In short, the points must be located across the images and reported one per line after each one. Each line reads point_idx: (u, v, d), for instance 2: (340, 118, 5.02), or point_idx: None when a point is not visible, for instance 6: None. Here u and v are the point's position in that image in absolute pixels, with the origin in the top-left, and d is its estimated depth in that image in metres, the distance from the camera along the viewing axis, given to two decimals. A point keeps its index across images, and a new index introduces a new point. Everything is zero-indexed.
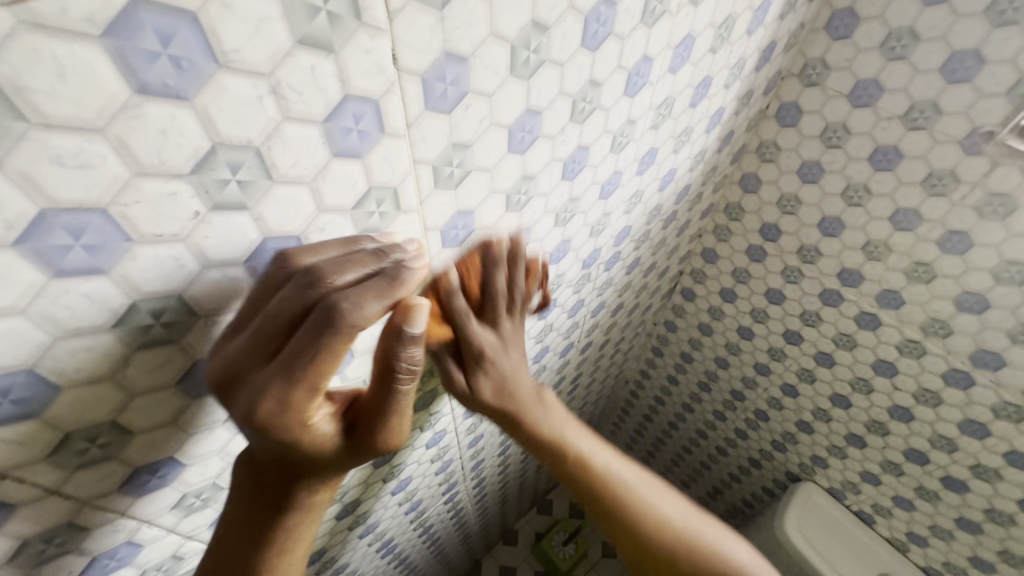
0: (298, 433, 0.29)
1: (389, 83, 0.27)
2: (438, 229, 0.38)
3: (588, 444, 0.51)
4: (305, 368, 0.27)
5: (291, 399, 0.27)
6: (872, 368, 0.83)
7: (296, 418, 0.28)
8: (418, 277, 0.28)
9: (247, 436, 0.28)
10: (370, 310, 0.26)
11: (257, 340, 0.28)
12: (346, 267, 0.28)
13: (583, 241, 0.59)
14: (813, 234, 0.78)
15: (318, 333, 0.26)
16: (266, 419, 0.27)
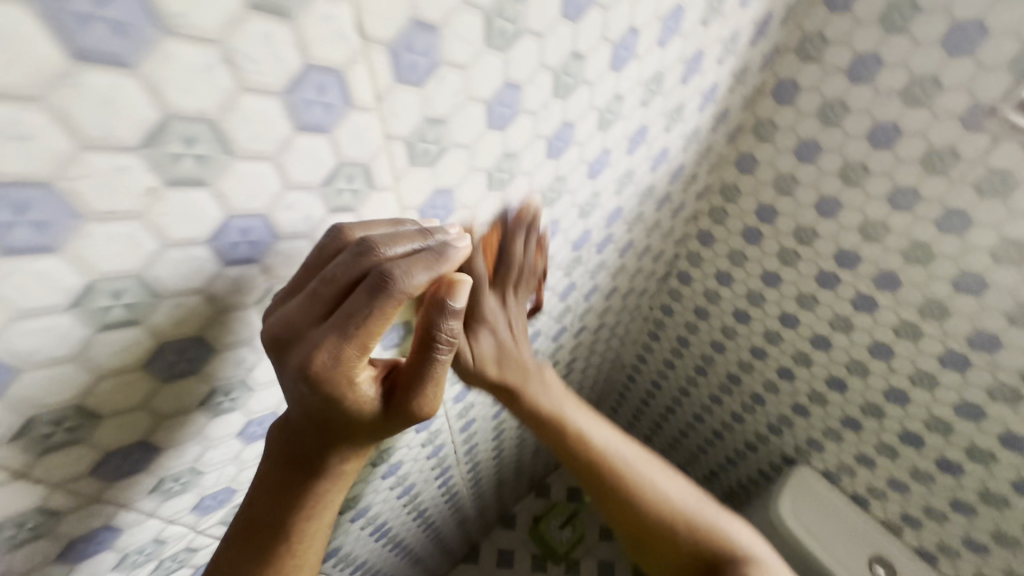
0: (344, 387, 0.33)
1: (353, 53, 0.26)
2: (416, 208, 0.37)
3: (585, 422, 0.59)
4: (359, 327, 0.30)
5: (343, 355, 0.31)
6: (868, 351, 0.82)
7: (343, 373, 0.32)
8: (460, 255, 0.33)
9: (299, 385, 0.32)
10: (419, 279, 0.30)
11: (313, 302, 0.31)
12: (396, 240, 0.32)
13: (572, 223, 0.58)
14: (809, 215, 0.77)
15: (374, 296, 0.29)
16: (320, 370, 0.31)
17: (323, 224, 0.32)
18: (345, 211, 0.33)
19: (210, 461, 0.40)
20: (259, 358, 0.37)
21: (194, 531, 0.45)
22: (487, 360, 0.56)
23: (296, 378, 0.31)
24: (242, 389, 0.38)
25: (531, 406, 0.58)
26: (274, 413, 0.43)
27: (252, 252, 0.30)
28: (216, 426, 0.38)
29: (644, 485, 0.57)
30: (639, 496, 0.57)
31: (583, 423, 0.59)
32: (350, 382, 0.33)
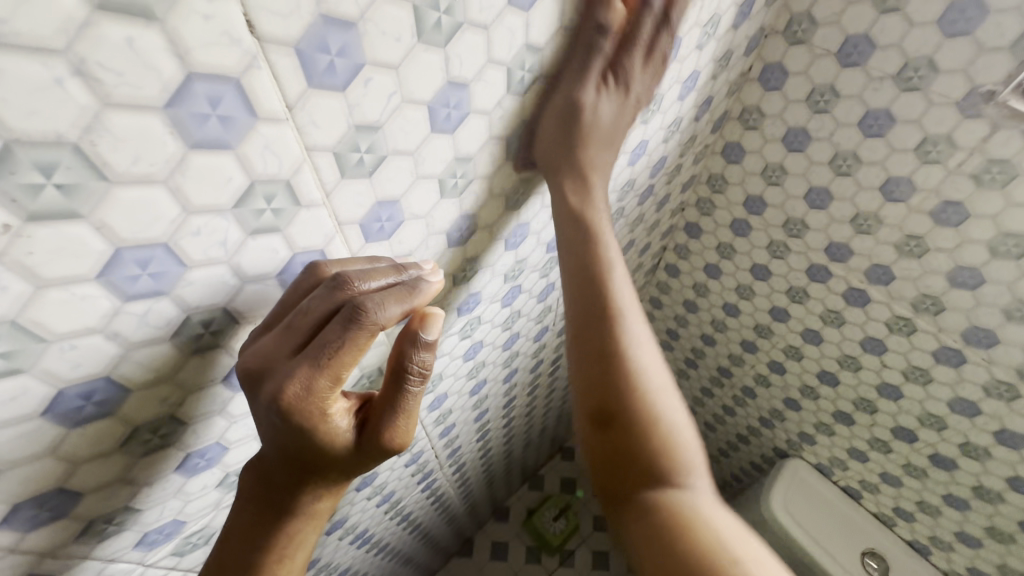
0: (316, 418, 0.33)
1: (248, 57, 0.22)
2: (356, 222, 0.34)
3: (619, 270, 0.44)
4: (331, 358, 0.31)
5: (316, 387, 0.31)
6: (860, 346, 0.79)
7: (315, 405, 0.32)
8: (433, 288, 0.33)
9: (271, 416, 0.32)
10: (391, 313, 0.31)
11: (287, 335, 0.31)
12: (370, 275, 0.32)
13: (544, 224, 0.55)
14: (799, 206, 0.73)
15: (346, 328, 0.30)
16: (291, 401, 0.31)
17: (245, 248, 0.29)
18: (269, 232, 0.29)
19: (147, 498, 0.38)
20: (190, 391, 0.34)
21: (143, 566, 0.43)
22: (596, 133, 0.41)
23: (268, 409, 0.31)
24: (173, 425, 0.35)
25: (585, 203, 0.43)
26: (218, 444, 0.40)
27: (157, 285, 0.26)
28: (148, 464, 0.35)
29: (641, 391, 0.41)
30: (630, 398, 0.41)
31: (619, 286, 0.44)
32: (323, 413, 0.33)
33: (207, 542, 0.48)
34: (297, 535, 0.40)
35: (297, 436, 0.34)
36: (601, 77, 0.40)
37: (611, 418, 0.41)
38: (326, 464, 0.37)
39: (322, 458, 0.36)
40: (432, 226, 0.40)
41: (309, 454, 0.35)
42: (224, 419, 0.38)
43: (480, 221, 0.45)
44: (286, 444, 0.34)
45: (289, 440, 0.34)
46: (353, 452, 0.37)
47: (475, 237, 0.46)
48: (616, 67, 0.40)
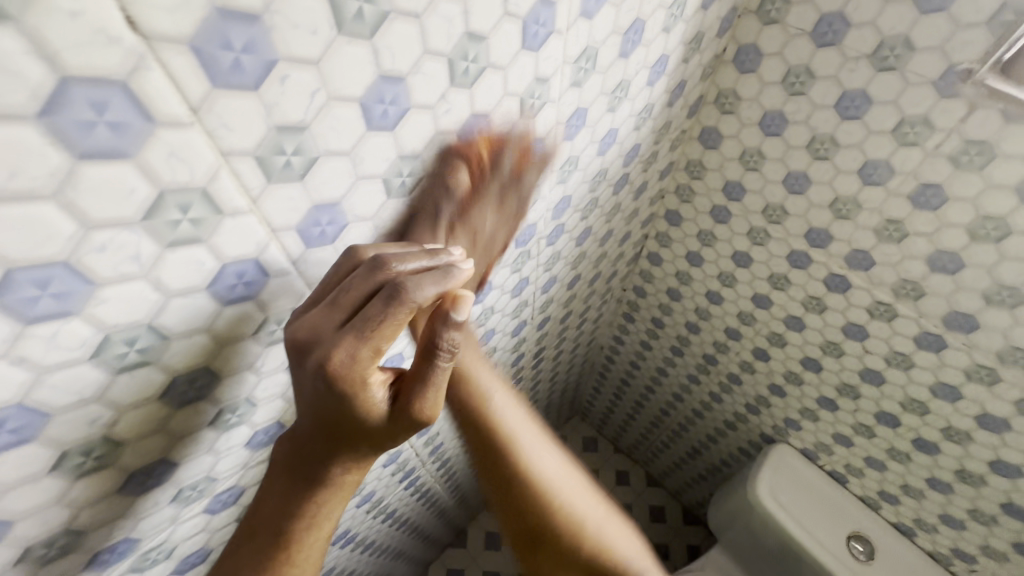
0: (358, 386, 0.35)
1: (135, 58, 0.20)
2: (292, 227, 0.32)
3: (509, 415, 0.49)
4: (373, 329, 0.33)
5: (360, 357, 0.34)
6: (842, 332, 0.78)
7: (358, 373, 0.35)
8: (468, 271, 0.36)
9: (318, 380, 0.34)
10: (428, 292, 0.33)
11: (335, 308, 0.34)
12: (409, 257, 0.35)
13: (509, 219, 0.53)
14: (778, 192, 0.71)
15: (389, 304, 0.32)
16: (339, 368, 0.34)
17: (163, 262, 0.27)
18: (190, 243, 0.27)
19: (89, 520, 0.36)
20: (124, 411, 0.32)
21: None
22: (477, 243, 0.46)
23: (315, 375, 0.34)
24: (107, 446, 0.32)
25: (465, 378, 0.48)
26: (164, 461, 0.38)
27: (63, 305, 0.24)
28: (84, 487, 0.33)
29: (558, 510, 0.49)
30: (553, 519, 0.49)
31: (507, 416, 0.50)
32: (366, 382, 0.35)
33: (167, 555, 0.46)
34: (325, 503, 0.42)
35: (341, 402, 0.36)
36: (449, 221, 0.41)
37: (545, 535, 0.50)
38: (363, 433, 0.39)
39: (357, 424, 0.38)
40: (381, 227, 0.38)
41: (349, 421, 0.37)
42: (167, 436, 0.36)
43: None
44: (329, 409, 0.36)
45: (329, 405, 0.36)
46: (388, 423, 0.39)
47: None
48: (462, 209, 0.42)
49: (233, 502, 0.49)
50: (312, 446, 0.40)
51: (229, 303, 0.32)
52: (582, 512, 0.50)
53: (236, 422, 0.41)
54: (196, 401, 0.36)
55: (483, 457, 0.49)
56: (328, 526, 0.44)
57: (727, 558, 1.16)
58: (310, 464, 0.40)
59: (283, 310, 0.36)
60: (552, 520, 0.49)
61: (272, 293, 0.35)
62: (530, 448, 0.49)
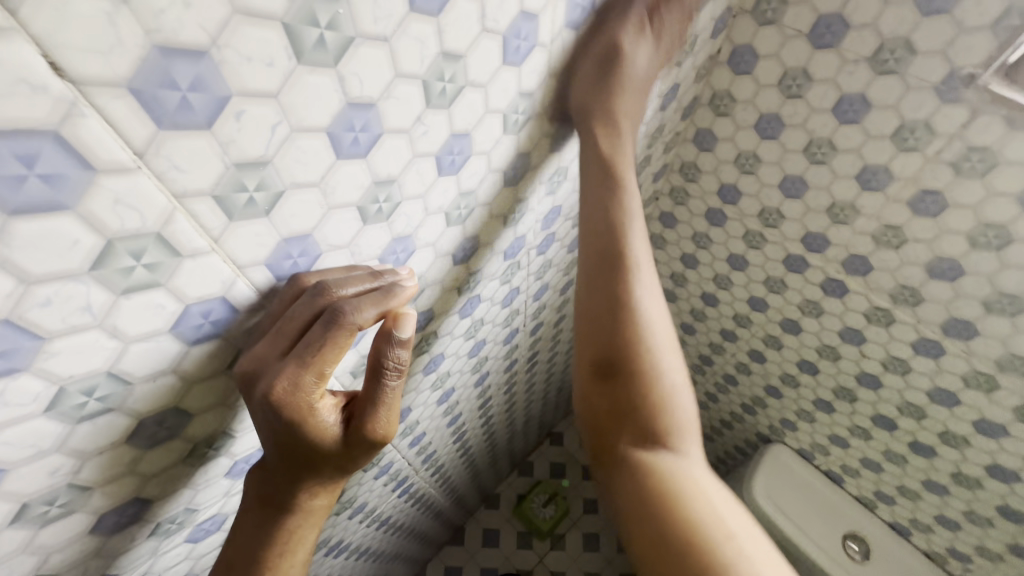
0: (305, 411, 0.34)
1: (66, 105, 0.19)
2: (260, 262, 0.30)
3: (641, 259, 0.46)
4: (314, 355, 0.32)
5: (303, 384, 0.33)
6: (839, 336, 0.77)
7: (303, 399, 0.34)
8: (408, 291, 0.35)
9: (261, 411, 0.33)
10: (368, 314, 0.32)
11: (273, 340, 0.32)
12: (348, 280, 0.33)
13: (496, 233, 0.51)
14: (774, 195, 0.70)
15: (328, 329, 0.32)
16: (281, 397, 0.33)
17: (118, 309, 0.25)
18: (146, 288, 0.26)
19: (58, 564, 0.34)
20: (89, 458, 0.30)
21: None
22: (628, 78, 0.43)
23: (259, 408, 0.33)
24: (72, 493, 0.31)
25: (611, 208, 0.45)
26: (137, 500, 0.36)
27: (9, 363, 0.23)
28: (51, 534, 0.32)
29: (650, 360, 0.45)
30: (642, 375, 0.45)
31: (638, 237, 0.46)
32: (312, 407, 0.35)
33: None
34: (297, 530, 0.42)
35: (288, 431, 0.35)
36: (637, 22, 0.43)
37: (620, 382, 0.45)
38: (319, 459, 0.38)
39: (312, 451, 0.37)
40: (358, 253, 0.36)
41: (301, 449, 0.37)
42: (137, 476, 0.34)
43: (418, 240, 0.41)
44: (278, 439, 0.36)
45: (280, 435, 0.35)
46: (342, 445, 0.38)
47: (415, 257, 0.42)
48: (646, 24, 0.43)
49: (218, 528, 0.47)
50: (275, 478, 0.39)
51: (195, 342, 0.31)
52: (677, 407, 0.46)
53: (213, 455, 0.39)
54: (167, 440, 0.34)
55: (600, 278, 0.45)
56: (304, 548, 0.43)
57: None
58: (277, 496, 0.40)
59: None
60: (644, 364, 0.45)
61: (244, 328, 0.33)
62: (653, 312, 0.46)
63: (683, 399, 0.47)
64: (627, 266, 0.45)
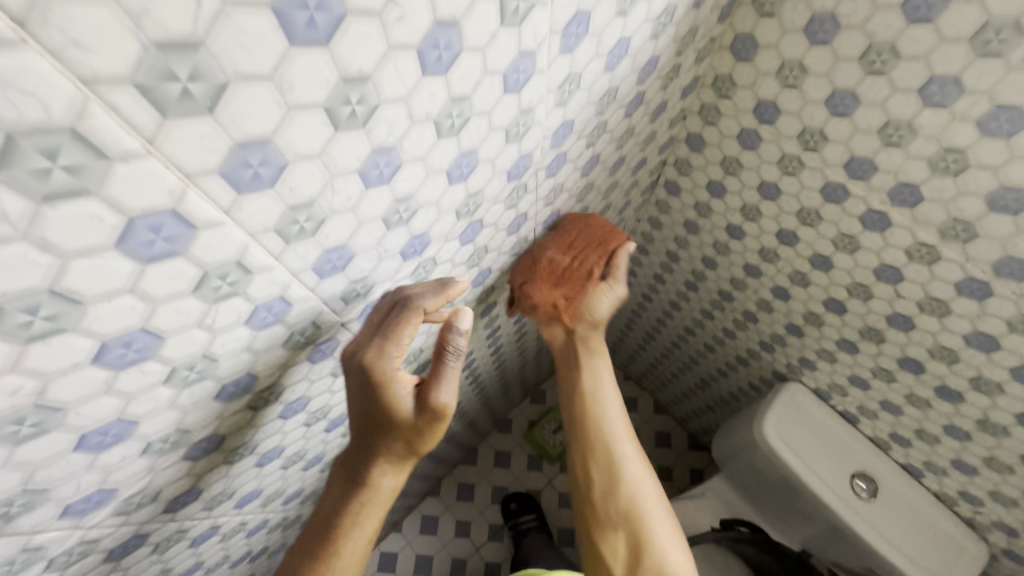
0: (387, 378, 0.46)
1: None
2: (212, 171, 0.26)
3: (619, 424, 0.66)
4: (395, 331, 0.46)
5: (387, 355, 0.46)
6: (874, 274, 0.71)
7: (386, 368, 0.46)
8: (458, 288, 0.50)
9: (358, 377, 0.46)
10: (429, 301, 0.48)
11: (366, 329, 0.47)
12: (420, 287, 0.49)
13: (497, 150, 0.46)
14: (818, 114, 0.62)
15: (404, 311, 0.46)
16: (373, 364, 0.46)
17: (45, 219, 0.22)
18: (74, 195, 0.22)
19: (47, 479, 0.34)
20: (49, 379, 0.28)
21: (83, 529, 0.41)
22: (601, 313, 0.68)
23: (357, 377, 0.46)
24: (43, 413, 0.30)
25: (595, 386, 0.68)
26: (120, 420, 0.35)
27: None
28: (30, 451, 0.31)
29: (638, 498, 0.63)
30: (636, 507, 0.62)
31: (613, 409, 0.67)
32: (393, 378, 0.47)
33: (152, 499, 0.45)
34: (365, 511, 0.50)
35: (375, 400, 0.47)
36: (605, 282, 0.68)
37: (626, 517, 0.62)
38: (393, 431, 0.48)
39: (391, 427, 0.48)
40: (333, 165, 0.32)
41: (382, 419, 0.48)
42: (115, 397, 0.33)
43: (404, 153, 0.37)
44: (367, 408, 0.48)
45: (368, 407, 0.47)
46: (413, 418, 0.48)
47: (401, 174, 0.38)
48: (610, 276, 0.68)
49: (217, 448, 0.47)
50: (358, 457, 0.50)
51: (151, 261, 0.28)
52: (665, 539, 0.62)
53: (197, 378, 0.38)
54: (139, 362, 0.32)
55: (598, 448, 0.65)
56: (368, 533, 0.50)
57: (729, 487, 1.18)
58: (356, 474, 0.50)
59: (225, 265, 0.32)
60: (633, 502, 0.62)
61: (208, 248, 0.30)
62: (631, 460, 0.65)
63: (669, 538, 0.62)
64: (604, 429, 0.65)
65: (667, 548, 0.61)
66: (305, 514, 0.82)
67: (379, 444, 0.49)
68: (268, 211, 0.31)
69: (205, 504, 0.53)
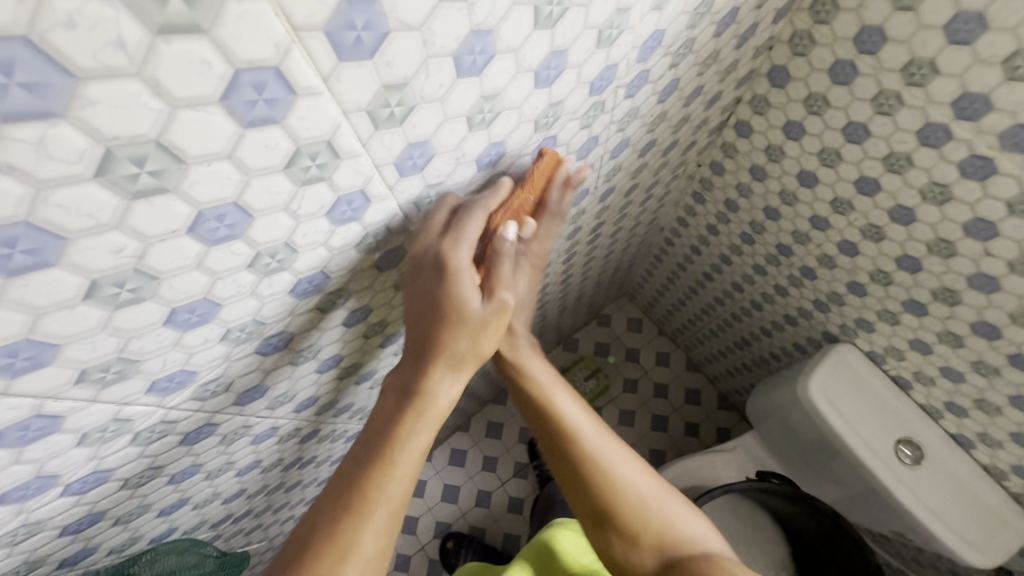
0: (452, 269, 0.45)
1: None
2: (319, 28, 0.25)
3: (572, 409, 0.61)
4: (456, 230, 0.44)
5: (462, 249, 0.44)
6: (962, 229, 0.67)
7: (449, 261, 0.44)
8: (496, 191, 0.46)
9: (431, 266, 0.45)
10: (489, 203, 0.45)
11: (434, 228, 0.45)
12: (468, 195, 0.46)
13: (586, 55, 0.43)
14: (932, 43, 0.56)
15: (461, 215, 0.45)
16: (448, 257, 0.44)
17: (158, 56, 0.21)
18: (187, 33, 0.21)
19: (140, 350, 0.35)
20: (148, 243, 0.28)
21: (165, 409, 0.43)
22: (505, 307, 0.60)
23: (428, 267, 0.45)
24: (141, 279, 0.30)
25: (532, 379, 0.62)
26: (206, 299, 0.35)
27: (44, 102, 0.20)
28: (127, 318, 0.32)
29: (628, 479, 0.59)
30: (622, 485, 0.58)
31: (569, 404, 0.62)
32: (462, 270, 0.45)
33: (225, 389, 0.47)
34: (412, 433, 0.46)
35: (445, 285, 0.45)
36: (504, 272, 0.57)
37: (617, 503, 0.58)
38: (457, 325, 0.46)
39: (456, 324, 0.46)
40: (431, 43, 0.30)
41: (451, 308, 0.46)
42: (204, 275, 0.33)
43: (500, 42, 0.34)
44: (433, 297, 0.46)
45: (435, 296, 0.46)
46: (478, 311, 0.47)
47: (493, 66, 0.36)
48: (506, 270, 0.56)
49: (285, 346, 0.48)
50: (420, 361, 0.48)
51: (251, 125, 0.27)
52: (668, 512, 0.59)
53: (277, 267, 0.38)
54: (229, 240, 0.32)
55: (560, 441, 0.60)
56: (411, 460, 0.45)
57: (761, 445, 1.17)
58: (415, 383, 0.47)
59: (317, 143, 0.31)
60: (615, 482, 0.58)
61: (304, 121, 0.29)
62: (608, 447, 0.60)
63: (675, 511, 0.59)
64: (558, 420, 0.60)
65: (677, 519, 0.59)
66: (349, 429, 0.85)
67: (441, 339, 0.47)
68: (364, 87, 0.30)
69: (268, 403, 0.55)
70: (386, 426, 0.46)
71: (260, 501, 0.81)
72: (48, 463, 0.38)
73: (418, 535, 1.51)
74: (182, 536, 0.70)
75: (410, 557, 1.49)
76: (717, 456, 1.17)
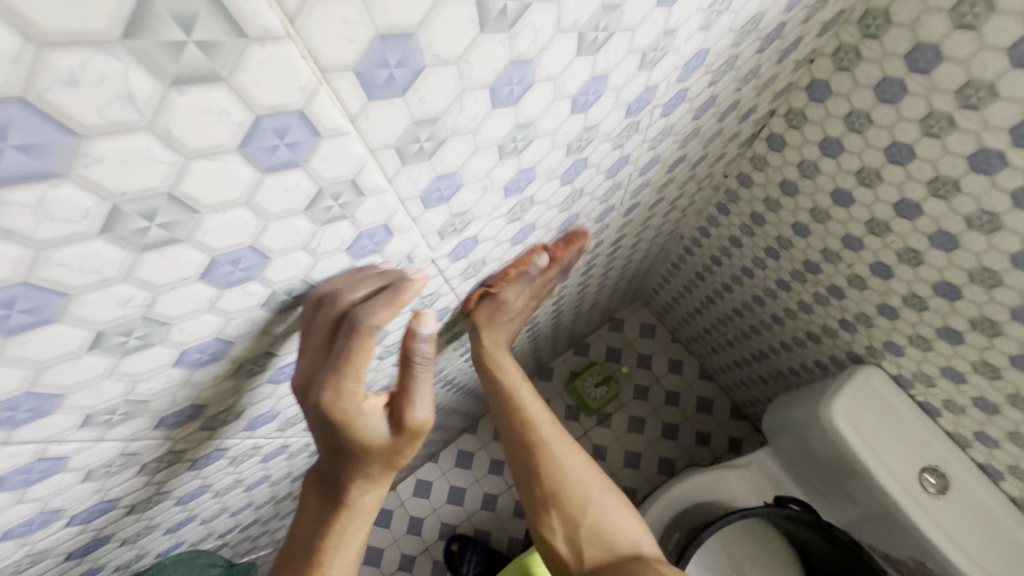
0: (352, 412, 0.39)
1: None
2: (349, 68, 0.22)
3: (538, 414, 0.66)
4: (346, 363, 0.37)
5: (348, 390, 0.38)
6: (1010, 260, 0.63)
7: (349, 403, 0.39)
8: (415, 287, 0.37)
9: (319, 415, 0.39)
10: (382, 316, 0.36)
11: (315, 354, 0.38)
12: (357, 285, 0.36)
13: (627, 78, 0.40)
14: (993, 64, 0.52)
15: (348, 338, 0.36)
16: (334, 403, 0.38)
17: (171, 108, 0.19)
18: (203, 81, 0.19)
19: (148, 391, 0.33)
20: (159, 292, 0.26)
21: (173, 441, 0.41)
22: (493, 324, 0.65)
23: (315, 412, 0.39)
24: (150, 325, 0.28)
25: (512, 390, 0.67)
26: (217, 338, 0.33)
27: (43, 162, 0.18)
28: (135, 363, 0.30)
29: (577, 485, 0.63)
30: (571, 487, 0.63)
31: (540, 413, 0.66)
32: (359, 413, 0.40)
33: (236, 418, 0.45)
34: (344, 534, 0.46)
35: (345, 429, 0.40)
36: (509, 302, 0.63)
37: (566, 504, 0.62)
38: (364, 456, 0.42)
39: (365, 455, 0.42)
40: (468, 76, 0.28)
41: (356, 446, 0.41)
42: (217, 317, 0.31)
43: (540, 71, 0.32)
44: (332, 436, 0.40)
45: (332, 436, 0.40)
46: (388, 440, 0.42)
47: (530, 95, 0.33)
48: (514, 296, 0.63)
49: None
50: (332, 477, 0.44)
51: (271, 170, 0.24)
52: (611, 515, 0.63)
53: (293, 303, 0.36)
54: (244, 282, 0.30)
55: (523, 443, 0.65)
56: (348, 548, 0.47)
57: (775, 462, 1.15)
58: (332, 494, 0.45)
59: (340, 183, 0.28)
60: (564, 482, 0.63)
61: (328, 162, 0.26)
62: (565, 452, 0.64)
63: (617, 515, 0.63)
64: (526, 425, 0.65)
65: (617, 516, 0.63)
66: None
67: (352, 466, 0.42)
68: (393, 123, 0.27)
69: (279, 425, 0.54)
70: (312, 523, 0.46)
71: (267, 510, 0.80)
72: (52, 500, 0.36)
73: (423, 536, 1.50)
74: (189, 548, 0.69)
75: (414, 558, 1.49)
76: (730, 472, 1.15)
